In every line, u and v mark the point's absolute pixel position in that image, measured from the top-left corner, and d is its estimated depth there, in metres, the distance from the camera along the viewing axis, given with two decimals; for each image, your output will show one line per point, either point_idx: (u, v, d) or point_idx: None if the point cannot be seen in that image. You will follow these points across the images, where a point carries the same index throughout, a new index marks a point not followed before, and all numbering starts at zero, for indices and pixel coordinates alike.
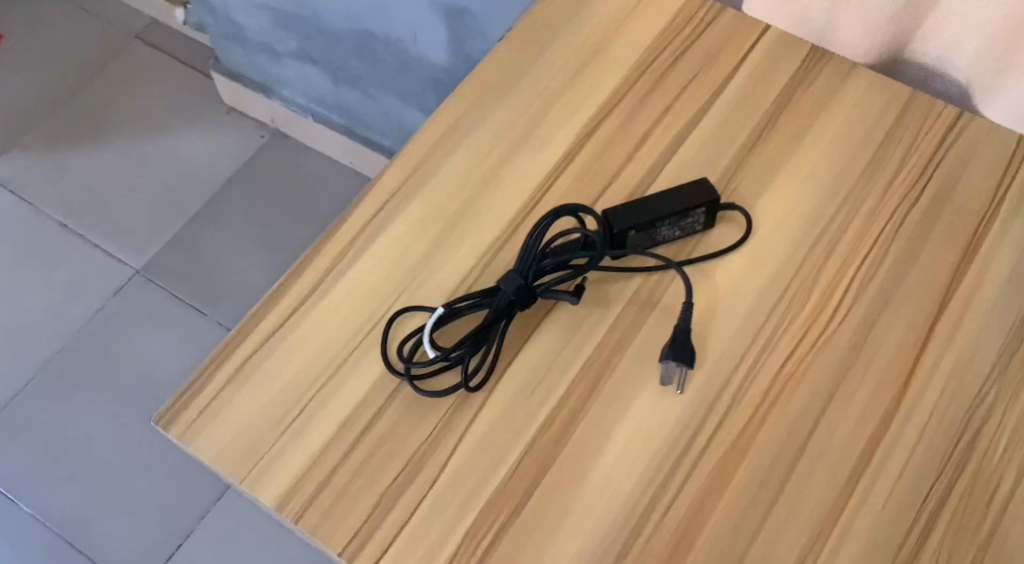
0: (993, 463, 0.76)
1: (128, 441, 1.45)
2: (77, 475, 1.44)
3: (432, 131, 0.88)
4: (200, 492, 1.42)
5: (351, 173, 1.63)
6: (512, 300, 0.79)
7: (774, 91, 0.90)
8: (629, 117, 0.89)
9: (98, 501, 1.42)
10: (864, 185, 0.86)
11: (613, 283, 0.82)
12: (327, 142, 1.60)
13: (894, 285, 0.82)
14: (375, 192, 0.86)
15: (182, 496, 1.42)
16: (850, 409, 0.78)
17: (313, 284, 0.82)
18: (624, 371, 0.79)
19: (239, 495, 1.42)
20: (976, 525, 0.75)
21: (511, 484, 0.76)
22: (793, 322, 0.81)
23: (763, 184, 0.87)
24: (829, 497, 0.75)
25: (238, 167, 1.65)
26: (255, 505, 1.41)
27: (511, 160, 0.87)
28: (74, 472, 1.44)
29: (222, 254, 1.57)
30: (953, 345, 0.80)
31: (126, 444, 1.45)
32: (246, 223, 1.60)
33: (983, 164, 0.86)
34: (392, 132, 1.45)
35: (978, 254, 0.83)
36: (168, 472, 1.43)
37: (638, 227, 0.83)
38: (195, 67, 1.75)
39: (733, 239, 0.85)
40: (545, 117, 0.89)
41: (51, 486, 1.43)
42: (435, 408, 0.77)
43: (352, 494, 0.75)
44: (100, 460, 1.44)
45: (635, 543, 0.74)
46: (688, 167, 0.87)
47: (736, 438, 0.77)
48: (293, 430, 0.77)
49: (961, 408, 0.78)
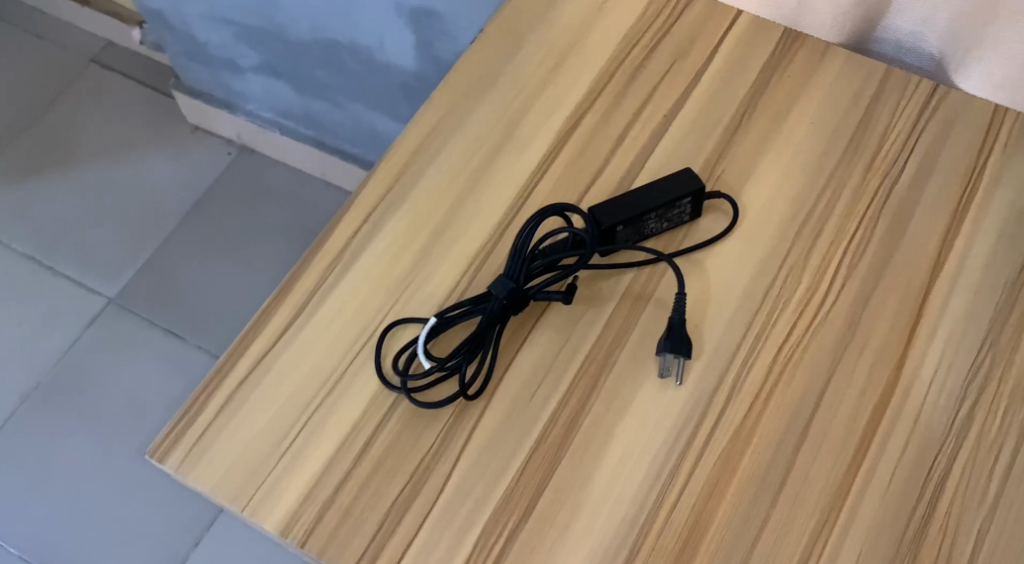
0: (993, 431, 0.77)
1: (115, 471, 1.42)
2: (64, 510, 1.40)
3: (416, 146, 0.89)
4: (193, 518, 1.40)
5: (328, 184, 1.60)
6: (504, 304, 0.79)
7: (750, 76, 0.91)
8: (609, 116, 0.90)
9: (83, 536, 1.39)
10: (847, 164, 0.87)
11: (605, 282, 0.83)
12: (297, 156, 1.58)
13: (884, 262, 0.83)
14: (360, 209, 0.87)
15: (171, 526, 1.39)
16: (850, 387, 0.79)
17: (309, 306, 0.83)
18: (623, 367, 0.80)
19: (232, 517, 1.39)
20: (981, 494, 0.75)
21: (518, 491, 0.76)
22: (788, 305, 0.82)
23: (747, 171, 0.87)
24: (835, 477, 0.76)
25: (208, 186, 1.62)
26: (249, 526, 1.39)
27: (495, 169, 0.88)
28: (59, 507, 1.41)
29: (196, 276, 1.55)
30: (946, 318, 0.81)
31: (112, 474, 1.42)
32: (227, 244, 1.57)
33: (962, 138, 0.87)
34: (363, 141, 1.45)
35: (963, 225, 0.84)
36: (155, 503, 1.41)
37: (626, 222, 0.83)
38: (156, 88, 1.72)
39: (721, 227, 0.85)
40: (525, 124, 0.90)
41: (39, 523, 1.40)
42: (437, 419, 0.78)
43: (358, 513, 0.76)
44: (87, 493, 1.41)
45: (645, 538, 0.75)
46: (671, 161, 0.88)
47: (740, 426, 0.78)
48: (295, 455, 0.78)
49: (958, 380, 0.79)
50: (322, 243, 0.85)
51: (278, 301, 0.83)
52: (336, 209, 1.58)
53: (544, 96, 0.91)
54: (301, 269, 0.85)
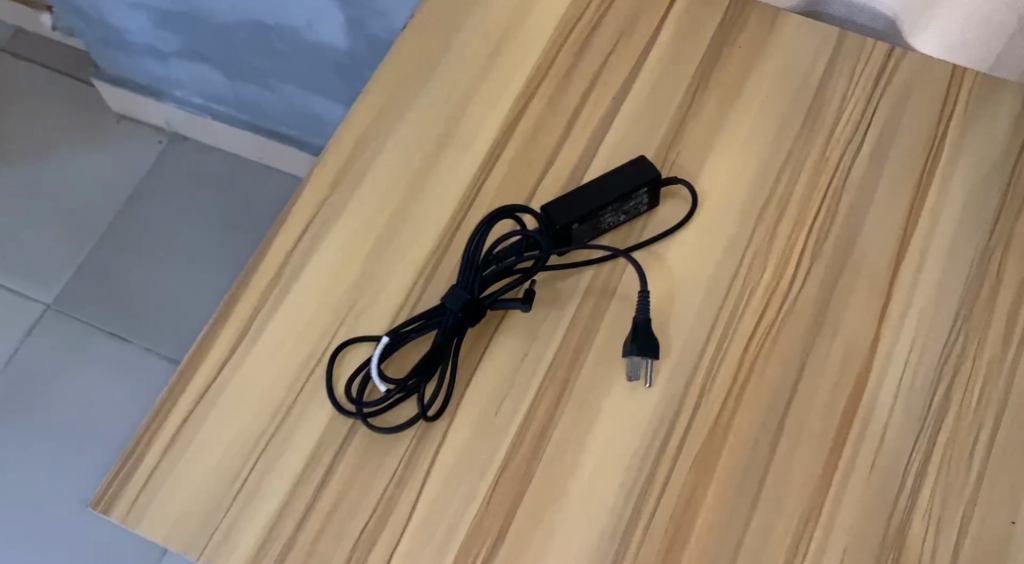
0: (970, 410, 0.75)
1: (63, 494, 1.32)
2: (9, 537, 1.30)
3: (351, 149, 0.84)
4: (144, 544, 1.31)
5: (277, 172, 1.50)
6: (459, 317, 0.75)
7: (700, 50, 0.86)
8: (555, 103, 0.85)
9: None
10: (805, 140, 0.83)
11: (563, 282, 0.79)
12: (231, 140, 1.48)
13: (850, 242, 0.80)
14: (295, 219, 0.82)
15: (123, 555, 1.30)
16: (824, 377, 0.76)
17: (251, 330, 0.79)
18: (589, 373, 0.77)
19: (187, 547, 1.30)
20: (963, 479, 0.73)
21: (490, 515, 0.73)
22: (754, 293, 0.79)
23: (702, 155, 0.83)
24: (815, 472, 0.74)
25: (141, 177, 1.50)
26: None
27: (441, 168, 0.83)
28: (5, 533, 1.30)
29: (139, 274, 1.43)
30: (917, 295, 0.78)
31: (61, 497, 1.32)
32: (173, 240, 1.46)
33: (922, 103, 0.84)
34: (300, 122, 1.37)
35: (929, 195, 0.81)
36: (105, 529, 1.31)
37: (581, 219, 0.79)
38: (73, 75, 1.57)
39: (681, 215, 0.82)
40: (466, 116, 0.85)
41: None
42: (398, 444, 0.75)
43: (323, 550, 0.73)
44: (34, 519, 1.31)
45: (625, 553, 0.72)
46: (622, 147, 0.84)
47: (713, 426, 0.75)
48: (251, 493, 0.74)
49: (933, 359, 0.76)
50: (260, 260, 0.81)
51: (217, 327, 0.79)
52: (289, 199, 1.48)
53: (483, 84, 0.86)
54: (239, 291, 0.80)
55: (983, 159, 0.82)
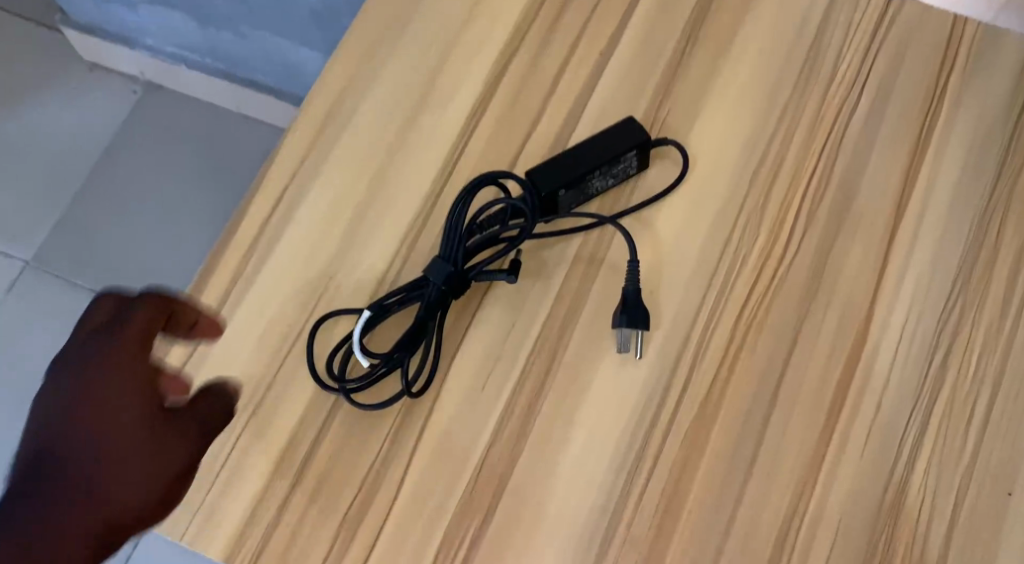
0: (967, 379, 0.73)
1: None
2: None
3: (325, 113, 0.81)
4: None
5: (256, 122, 1.44)
6: (442, 291, 0.73)
7: (688, 4, 0.83)
8: (539, 61, 0.82)
9: None
10: (798, 99, 0.80)
11: (550, 251, 0.77)
12: (206, 89, 1.42)
13: (845, 205, 0.78)
14: (268, 188, 0.79)
15: None
16: (818, 346, 0.74)
17: (227, 304, 0.76)
18: (578, 345, 0.75)
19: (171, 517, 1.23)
20: (958, 452, 0.72)
21: (478, 493, 0.72)
22: (747, 260, 0.76)
23: (693, 115, 0.80)
24: (808, 445, 0.72)
25: (118, 129, 1.44)
26: None
27: (420, 131, 0.80)
28: None
29: (117, 229, 1.38)
30: (914, 260, 0.76)
31: None
32: (152, 194, 1.40)
33: (920, 57, 0.81)
34: (277, 71, 1.33)
35: (927, 154, 0.78)
36: None
37: (568, 185, 0.76)
38: (42, 23, 1.50)
39: (672, 177, 0.79)
40: (447, 76, 0.82)
41: None
42: (383, 422, 0.73)
43: (307, 533, 0.71)
44: None
45: (616, 530, 0.71)
46: (609, 107, 0.80)
47: (705, 399, 0.73)
48: (232, 475, 0.72)
49: (929, 326, 0.75)
50: (233, 231, 0.78)
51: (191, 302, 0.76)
52: (269, 152, 1.42)
53: (464, 42, 0.83)
54: (213, 264, 0.77)
55: (984, 116, 0.79)
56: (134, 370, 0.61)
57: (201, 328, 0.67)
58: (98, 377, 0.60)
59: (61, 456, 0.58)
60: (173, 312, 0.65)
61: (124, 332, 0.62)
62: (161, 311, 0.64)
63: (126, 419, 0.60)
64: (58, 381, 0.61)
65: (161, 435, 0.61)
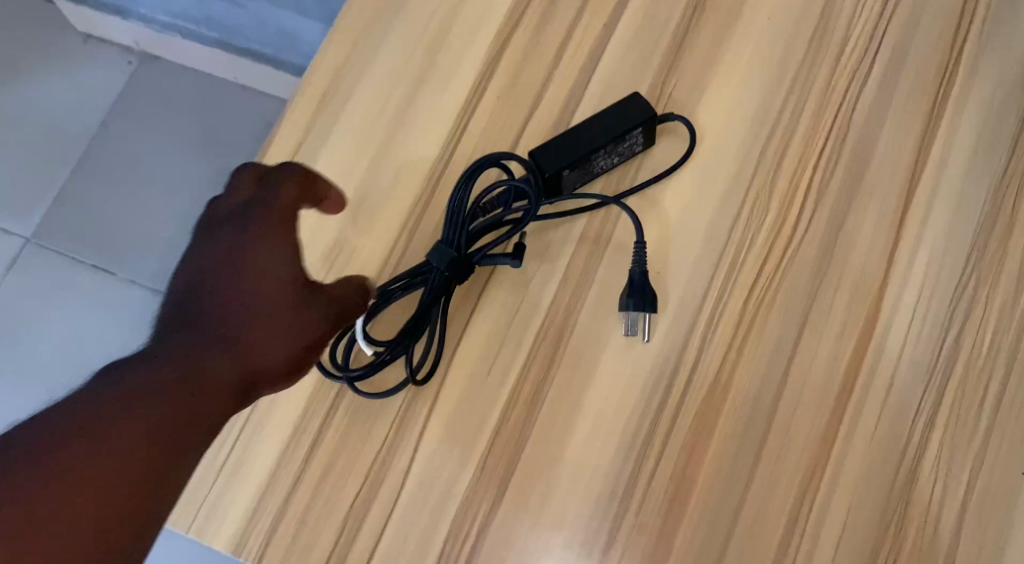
0: (981, 356, 0.72)
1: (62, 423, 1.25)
2: None
3: (322, 94, 0.80)
4: None
5: (254, 93, 1.37)
6: (445, 277, 0.71)
7: None
8: (541, 34, 0.80)
9: None
10: (808, 71, 0.78)
11: (555, 233, 0.76)
12: (203, 59, 1.36)
13: (856, 180, 0.76)
14: (266, 171, 0.78)
15: None
16: (828, 325, 0.73)
17: None
18: (584, 329, 0.74)
19: None
20: (970, 432, 0.70)
21: (484, 480, 0.71)
22: (756, 238, 0.75)
23: (700, 88, 0.78)
24: (819, 428, 0.71)
25: (114, 101, 1.40)
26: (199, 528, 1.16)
27: (419, 110, 0.79)
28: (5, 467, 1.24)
29: (116, 203, 1.34)
30: (927, 235, 0.74)
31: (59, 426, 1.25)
32: (153, 167, 1.35)
33: (934, 23, 0.78)
34: (274, 41, 1.25)
35: (941, 124, 0.76)
36: None
37: (573, 165, 0.74)
38: None
39: (678, 154, 0.77)
40: (446, 53, 0.80)
41: None
42: (387, 410, 0.73)
43: (313, 522, 0.71)
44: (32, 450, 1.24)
45: (625, 516, 0.70)
46: (614, 82, 0.79)
47: (713, 383, 0.72)
48: (237, 465, 0.73)
49: (942, 303, 0.73)
50: None
51: None
52: (271, 122, 1.36)
53: (464, 15, 0.81)
54: None
55: (1000, 84, 0.77)
56: (281, 239, 0.66)
57: (331, 206, 0.68)
58: (245, 247, 0.66)
59: (217, 300, 0.64)
60: (320, 189, 0.68)
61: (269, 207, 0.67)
62: (307, 187, 0.68)
63: (269, 284, 0.65)
64: (208, 244, 0.66)
65: (295, 305, 0.65)
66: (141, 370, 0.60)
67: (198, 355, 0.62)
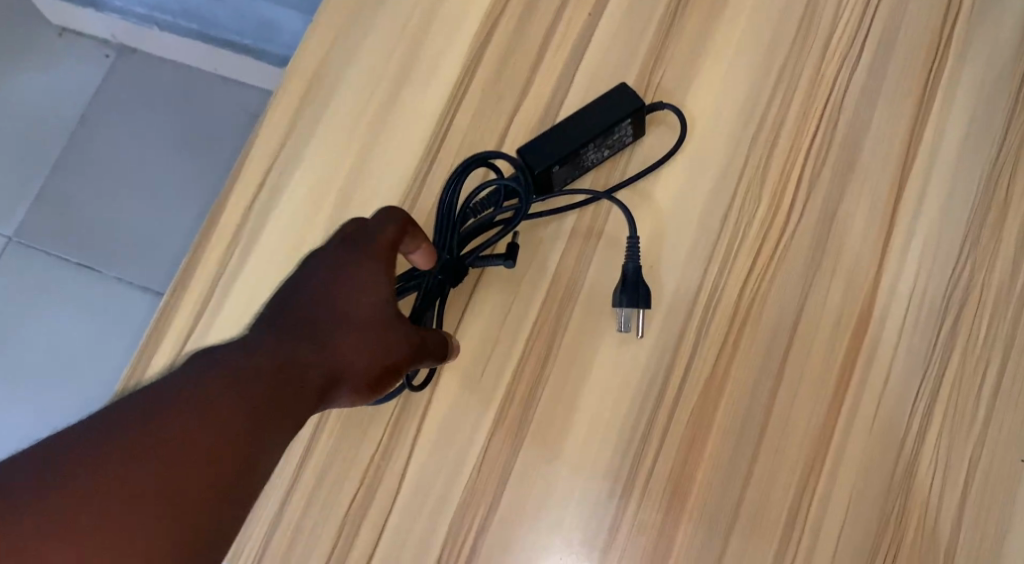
0: (978, 343, 0.71)
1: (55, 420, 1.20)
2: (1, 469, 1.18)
3: (303, 93, 0.78)
4: None
5: (240, 84, 1.32)
6: (438, 281, 0.71)
7: None
8: (524, 25, 0.79)
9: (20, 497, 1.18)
10: (797, 56, 0.77)
11: (546, 229, 0.75)
12: (182, 52, 1.29)
13: (848, 167, 0.75)
14: (248, 173, 0.77)
15: None
16: (824, 316, 0.72)
17: (214, 298, 0.75)
18: (578, 327, 0.73)
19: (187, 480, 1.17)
20: (969, 420, 0.70)
21: (481, 481, 0.71)
22: (749, 228, 0.74)
23: (688, 77, 0.77)
24: (817, 420, 0.71)
25: (93, 95, 1.33)
26: None
27: (403, 107, 0.77)
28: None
29: (102, 201, 1.28)
30: (921, 222, 0.73)
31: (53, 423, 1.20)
32: (139, 165, 1.30)
33: (924, 5, 0.77)
34: (254, 31, 1.19)
35: (932, 108, 0.75)
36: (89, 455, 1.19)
37: (562, 161, 0.73)
38: None
39: (669, 144, 0.76)
40: (428, 48, 0.78)
41: None
42: (380, 414, 0.72)
43: (309, 530, 0.70)
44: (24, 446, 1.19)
45: (623, 515, 0.70)
46: (601, 73, 0.77)
47: (709, 378, 0.72)
48: None
49: (938, 290, 0.72)
50: (215, 221, 0.76)
51: (176, 299, 0.75)
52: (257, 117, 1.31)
53: (445, 8, 0.79)
54: (196, 256, 0.76)
55: (991, 65, 0.76)
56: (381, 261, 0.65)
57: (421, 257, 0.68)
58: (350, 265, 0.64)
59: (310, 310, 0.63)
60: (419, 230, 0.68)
61: (374, 238, 0.65)
62: (411, 228, 0.67)
63: (362, 301, 0.64)
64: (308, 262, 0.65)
65: (382, 328, 0.64)
66: (232, 355, 0.60)
67: (280, 373, 0.60)
